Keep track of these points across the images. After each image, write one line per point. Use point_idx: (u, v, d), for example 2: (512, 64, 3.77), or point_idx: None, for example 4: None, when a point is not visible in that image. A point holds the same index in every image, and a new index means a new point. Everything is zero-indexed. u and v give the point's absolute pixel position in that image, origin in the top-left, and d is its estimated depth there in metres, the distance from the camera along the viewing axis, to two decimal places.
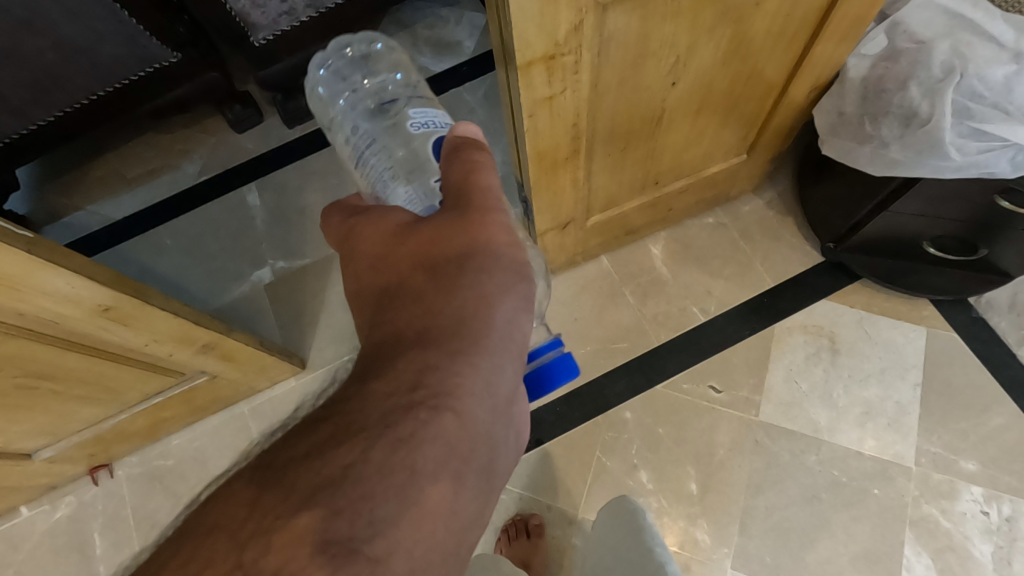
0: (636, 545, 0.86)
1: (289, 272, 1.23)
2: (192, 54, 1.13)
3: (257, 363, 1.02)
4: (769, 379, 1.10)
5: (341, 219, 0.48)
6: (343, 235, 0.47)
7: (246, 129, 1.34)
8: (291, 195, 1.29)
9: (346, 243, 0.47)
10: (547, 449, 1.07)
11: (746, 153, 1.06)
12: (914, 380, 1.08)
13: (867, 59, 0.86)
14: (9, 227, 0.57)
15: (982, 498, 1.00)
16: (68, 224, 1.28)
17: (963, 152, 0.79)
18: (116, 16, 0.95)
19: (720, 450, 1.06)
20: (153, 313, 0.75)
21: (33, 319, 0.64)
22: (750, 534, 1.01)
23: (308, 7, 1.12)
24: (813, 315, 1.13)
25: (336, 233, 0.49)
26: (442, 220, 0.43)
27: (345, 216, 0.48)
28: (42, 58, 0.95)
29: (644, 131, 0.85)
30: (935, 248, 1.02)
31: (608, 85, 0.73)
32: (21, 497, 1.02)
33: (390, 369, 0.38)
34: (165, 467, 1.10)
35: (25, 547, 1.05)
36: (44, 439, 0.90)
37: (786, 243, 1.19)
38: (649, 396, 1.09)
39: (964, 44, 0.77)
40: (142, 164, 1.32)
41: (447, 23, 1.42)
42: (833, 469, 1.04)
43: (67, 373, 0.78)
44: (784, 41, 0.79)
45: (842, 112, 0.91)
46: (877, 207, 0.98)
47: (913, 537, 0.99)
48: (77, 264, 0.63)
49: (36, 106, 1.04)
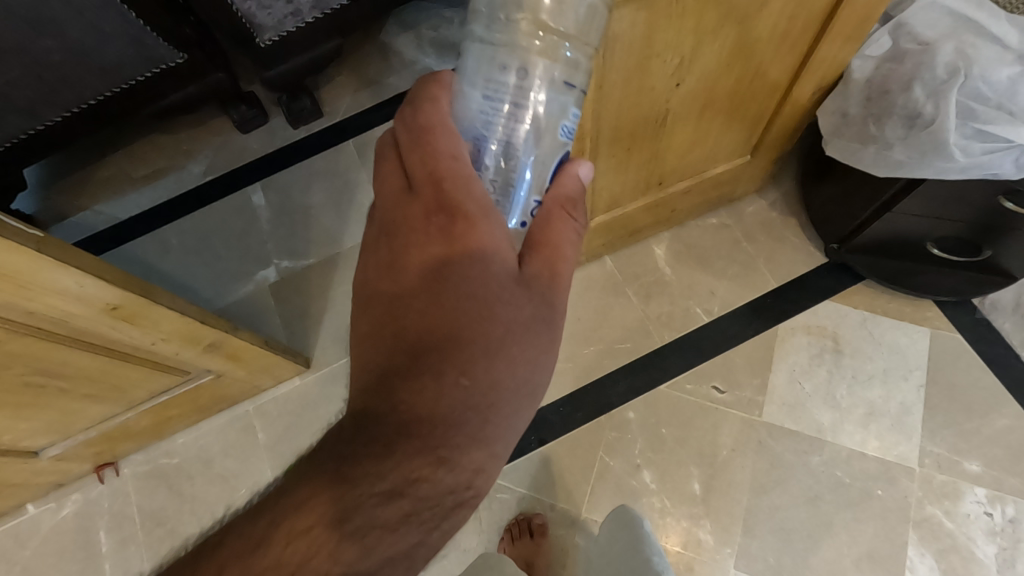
0: (633, 553, 0.88)
1: (294, 272, 1.23)
2: (197, 54, 1.13)
3: (262, 362, 1.03)
4: (772, 379, 1.10)
5: (447, 180, 0.43)
6: (443, 208, 0.43)
7: (251, 130, 1.35)
8: (296, 196, 1.30)
9: (439, 226, 0.44)
10: (550, 448, 1.08)
11: (749, 154, 1.06)
12: (918, 382, 1.08)
13: (870, 60, 0.86)
14: (19, 225, 0.57)
15: (985, 500, 1.00)
16: (74, 224, 1.29)
17: (967, 153, 0.79)
18: (123, 17, 0.96)
19: (723, 450, 1.06)
20: (160, 312, 0.76)
21: (42, 317, 0.65)
22: (753, 534, 1.01)
23: (313, 8, 1.13)
24: (817, 316, 1.14)
25: (432, 174, 0.43)
26: (533, 312, 0.45)
27: (451, 180, 0.43)
28: (50, 59, 0.96)
29: (649, 132, 0.86)
30: (939, 249, 1.02)
31: (613, 86, 0.73)
32: (27, 494, 1.02)
33: (454, 453, 0.44)
34: (171, 466, 1.10)
35: (32, 544, 1.06)
36: (51, 437, 0.91)
37: (790, 244, 1.19)
38: (652, 397, 1.10)
39: (968, 44, 0.77)
40: (148, 164, 1.33)
41: (451, 23, 1.42)
42: (837, 470, 1.04)
43: (74, 371, 0.78)
44: (788, 43, 0.79)
45: (846, 113, 0.91)
46: (880, 209, 0.98)
47: (916, 538, 0.99)
48: (85, 263, 0.64)
49: (44, 107, 1.05)
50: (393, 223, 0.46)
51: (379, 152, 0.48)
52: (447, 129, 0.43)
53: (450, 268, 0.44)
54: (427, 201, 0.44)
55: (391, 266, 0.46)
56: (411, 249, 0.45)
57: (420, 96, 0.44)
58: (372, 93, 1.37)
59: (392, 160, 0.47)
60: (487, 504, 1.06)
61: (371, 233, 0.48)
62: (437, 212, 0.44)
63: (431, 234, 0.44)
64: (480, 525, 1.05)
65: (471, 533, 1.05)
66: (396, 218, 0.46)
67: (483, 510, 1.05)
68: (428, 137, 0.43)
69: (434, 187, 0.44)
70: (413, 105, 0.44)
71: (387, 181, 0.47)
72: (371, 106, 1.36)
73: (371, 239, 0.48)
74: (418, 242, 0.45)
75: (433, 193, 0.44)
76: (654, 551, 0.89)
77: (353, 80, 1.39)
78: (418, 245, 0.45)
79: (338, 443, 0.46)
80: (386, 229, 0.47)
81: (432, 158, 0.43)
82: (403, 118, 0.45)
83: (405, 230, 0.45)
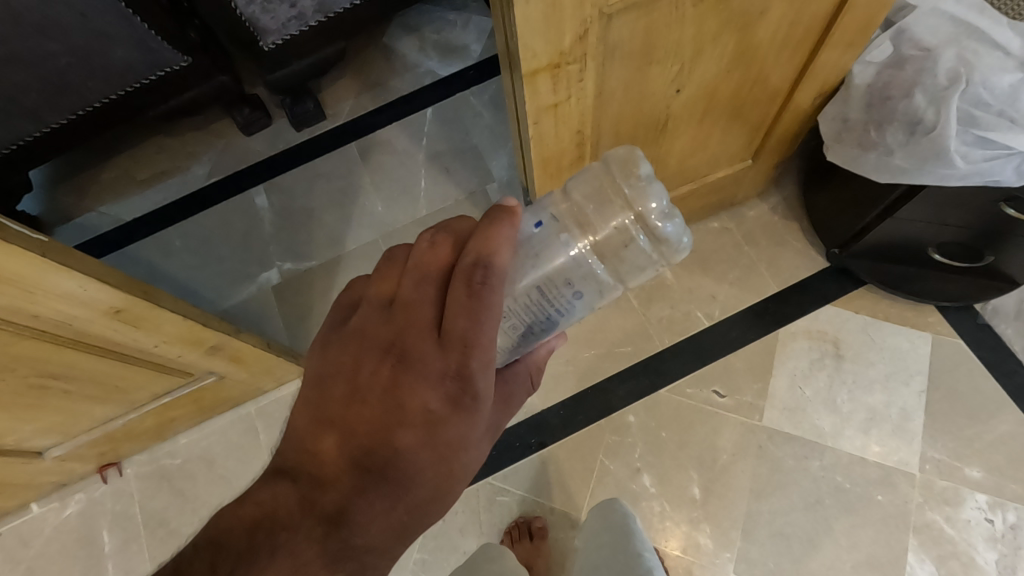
0: (624, 547, 0.89)
1: (296, 274, 1.24)
2: (202, 57, 1.14)
3: (264, 364, 1.03)
4: (773, 384, 1.10)
5: (479, 353, 0.42)
6: (459, 376, 0.42)
7: (254, 132, 1.35)
8: (298, 198, 1.30)
9: (447, 390, 0.42)
10: (550, 451, 1.08)
11: (751, 158, 1.06)
12: (919, 388, 1.08)
13: (871, 66, 0.86)
14: (23, 229, 0.58)
15: (986, 506, 1.00)
16: (79, 225, 1.30)
17: (967, 160, 0.79)
18: (128, 21, 0.97)
19: (724, 454, 1.06)
20: (163, 314, 0.77)
21: (46, 321, 0.65)
22: (753, 539, 1.01)
23: (317, 12, 1.13)
24: (818, 321, 1.13)
25: (463, 337, 0.41)
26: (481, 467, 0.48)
27: (480, 355, 0.42)
28: (55, 62, 0.97)
29: (649, 137, 0.86)
30: (941, 254, 1.02)
31: (613, 92, 0.73)
32: (31, 494, 1.03)
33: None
34: (173, 466, 1.11)
35: (36, 544, 1.07)
36: (55, 438, 0.92)
37: (791, 248, 1.19)
38: (652, 400, 1.10)
39: (970, 52, 0.76)
40: (152, 166, 1.34)
41: (454, 26, 1.43)
42: (837, 476, 1.04)
43: (78, 373, 0.79)
44: (789, 49, 0.80)
45: (847, 119, 0.91)
46: (881, 214, 0.98)
47: (916, 544, 0.99)
48: (89, 267, 0.65)
49: (49, 110, 1.06)
50: (405, 351, 0.43)
51: (419, 259, 0.44)
52: (497, 301, 0.42)
53: (441, 430, 0.43)
54: (449, 359, 0.42)
55: (388, 392, 0.43)
56: (413, 388, 0.42)
57: (496, 257, 0.42)
58: (375, 96, 1.37)
59: (431, 284, 0.43)
60: (487, 506, 1.06)
61: (375, 333, 0.45)
62: (453, 376, 0.42)
63: (437, 392, 0.42)
64: (480, 528, 1.05)
65: (472, 535, 1.05)
66: (410, 343, 0.43)
67: (482, 512, 1.06)
68: (486, 310, 0.41)
69: (461, 351, 0.41)
70: (486, 264, 0.42)
71: (415, 298, 0.43)
72: (374, 108, 1.37)
73: (373, 341, 0.44)
74: (424, 389, 0.42)
75: (458, 356, 0.42)
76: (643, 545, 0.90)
77: (356, 83, 1.39)
78: (422, 391, 0.42)
79: (283, 537, 0.41)
80: (396, 348, 0.43)
81: (474, 320, 0.41)
82: (469, 267, 0.42)
83: (415, 366, 0.42)
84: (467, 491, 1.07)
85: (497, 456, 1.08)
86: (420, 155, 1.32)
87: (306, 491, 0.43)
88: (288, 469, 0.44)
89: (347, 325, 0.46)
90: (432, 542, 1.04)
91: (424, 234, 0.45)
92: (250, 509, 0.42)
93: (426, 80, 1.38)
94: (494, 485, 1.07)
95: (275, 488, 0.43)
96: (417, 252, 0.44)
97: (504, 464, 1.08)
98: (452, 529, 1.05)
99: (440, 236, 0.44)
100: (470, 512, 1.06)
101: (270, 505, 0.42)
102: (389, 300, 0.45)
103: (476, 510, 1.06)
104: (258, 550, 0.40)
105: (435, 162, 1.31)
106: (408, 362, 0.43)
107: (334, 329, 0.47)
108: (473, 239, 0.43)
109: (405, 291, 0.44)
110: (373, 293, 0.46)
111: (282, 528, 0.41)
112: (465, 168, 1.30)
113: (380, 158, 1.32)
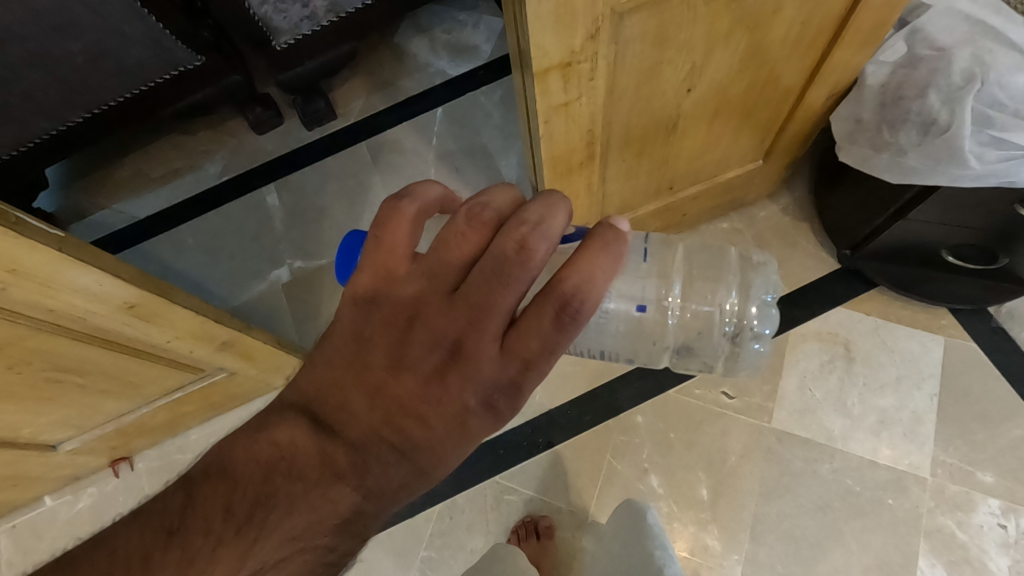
0: (636, 546, 0.88)
1: (307, 272, 1.25)
2: (214, 56, 1.15)
3: (274, 362, 1.04)
4: (782, 386, 1.09)
5: (534, 374, 0.39)
6: (512, 389, 0.39)
7: (266, 131, 1.37)
8: (309, 196, 1.31)
9: (494, 398, 0.39)
10: (558, 451, 1.08)
11: (761, 158, 1.05)
12: (931, 391, 1.07)
13: (885, 66, 0.86)
14: (40, 224, 0.59)
15: (999, 511, 0.99)
16: (93, 222, 1.31)
17: (982, 161, 0.78)
18: (144, 21, 0.98)
19: (732, 456, 1.05)
20: (175, 310, 0.77)
21: (61, 316, 0.66)
22: (762, 541, 1.01)
23: (328, 12, 1.14)
24: (828, 323, 1.13)
25: (529, 355, 0.38)
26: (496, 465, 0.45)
27: (537, 376, 0.39)
28: (72, 61, 0.98)
29: (659, 137, 0.86)
30: (954, 257, 1.00)
31: (623, 92, 0.73)
32: (44, 487, 1.05)
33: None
34: (184, 461, 1.12)
35: (48, 537, 1.08)
36: (68, 432, 0.93)
37: (802, 249, 1.18)
38: (660, 401, 1.09)
39: (985, 51, 0.75)
40: (165, 164, 1.35)
41: (465, 26, 1.44)
42: (847, 478, 1.03)
43: (91, 367, 0.80)
44: (802, 47, 0.79)
45: (860, 119, 0.91)
46: (894, 215, 0.97)
47: (927, 549, 0.98)
48: (104, 263, 0.66)
49: (66, 108, 1.07)
50: (462, 345, 0.39)
51: (503, 253, 0.37)
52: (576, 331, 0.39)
53: (476, 432, 0.40)
54: (502, 366, 0.39)
55: (433, 381, 0.40)
56: (461, 384, 0.39)
57: (595, 287, 0.38)
58: (386, 96, 1.38)
59: (511, 288, 0.37)
60: (494, 505, 1.06)
61: (432, 313, 0.39)
62: (504, 387, 0.39)
63: (485, 397, 0.39)
64: (487, 527, 1.05)
65: (478, 534, 1.05)
66: (469, 338, 0.39)
67: (490, 511, 1.06)
68: (559, 339, 0.38)
69: (521, 368, 0.38)
70: (582, 299, 0.38)
71: (491, 300, 0.38)
72: (384, 108, 1.37)
73: (427, 321, 0.40)
74: (471, 389, 0.39)
75: (515, 370, 0.39)
76: (658, 544, 0.88)
77: (367, 82, 1.40)
78: (467, 391, 0.39)
79: (292, 486, 0.38)
80: (452, 338, 0.39)
81: (553, 347, 0.38)
82: (565, 292, 0.38)
83: (467, 361, 0.39)
84: (474, 490, 1.07)
85: (504, 455, 1.08)
86: (431, 154, 1.32)
87: (324, 444, 0.40)
88: (311, 414, 0.41)
89: (401, 290, 0.40)
90: (439, 540, 1.04)
91: (518, 221, 0.38)
92: (264, 448, 0.40)
93: (437, 80, 1.39)
94: (501, 484, 1.07)
95: (293, 429, 0.40)
96: (504, 243, 0.37)
97: (511, 463, 1.08)
98: (459, 527, 1.05)
99: (537, 234, 0.37)
100: (477, 511, 1.06)
101: (286, 448, 0.40)
102: (454, 280, 0.40)
103: (483, 509, 1.06)
104: (273, 498, 0.38)
105: (444, 161, 1.32)
106: (463, 359, 0.39)
107: (382, 287, 0.41)
108: (580, 268, 0.38)
109: (480, 280, 0.38)
110: (438, 265, 0.40)
111: (292, 476, 0.39)
112: (475, 167, 1.30)
113: (390, 157, 1.33)
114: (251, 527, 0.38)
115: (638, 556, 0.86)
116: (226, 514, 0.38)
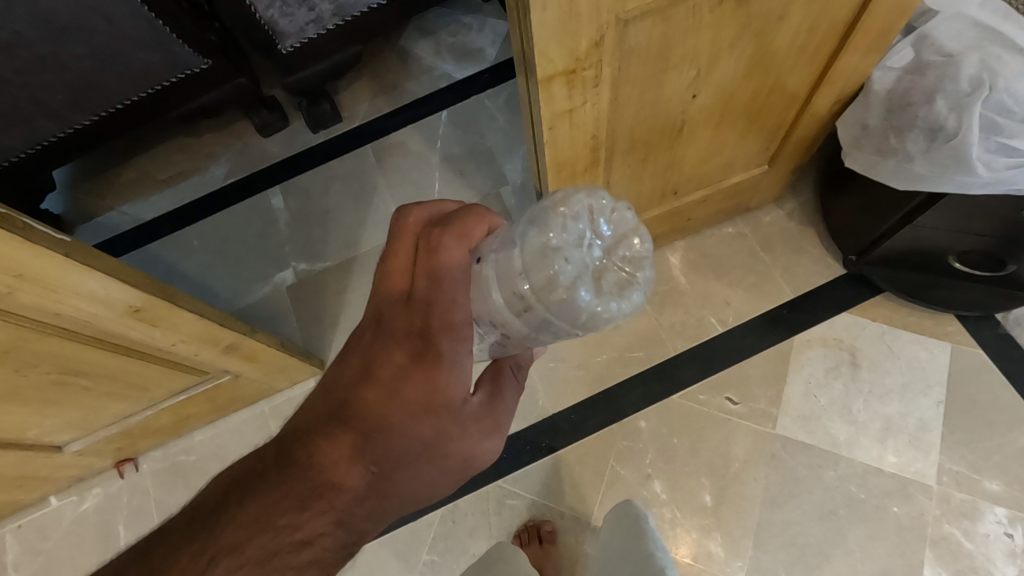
0: (638, 549, 0.88)
1: (311, 275, 1.25)
2: (221, 60, 1.15)
3: (279, 364, 1.05)
4: (788, 392, 1.09)
5: (441, 312, 0.45)
6: (427, 334, 0.45)
7: (272, 133, 1.37)
8: (314, 199, 1.32)
9: (416, 347, 0.46)
10: (560, 455, 1.08)
11: (767, 163, 1.05)
12: (937, 398, 1.06)
13: (892, 72, 0.85)
14: (47, 229, 0.59)
15: (1005, 520, 0.98)
16: (100, 224, 1.32)
17: (990, 168, 0.78)
18: (150, 25, 0.99)
19: (736, 462, 1.05)
20: (181, 314, 0.78)
21: (68, 319, 0.67)
22: (765, 548, 1.00)
23: (335, 15, 1.15)
24: (834, 328, 1.12)
25: (430, 299, 0.45)
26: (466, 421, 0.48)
27: (444, 311, 0.45)
28: (80, 65, 0.99)
29: (663, 142, 0.85)
30: (962, 263, 1.01)
31: (628, 98, 0.73)
32: (50, 488, 1.05)
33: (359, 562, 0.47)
34: (188, 462, 1.12)
35: (53, 537, 1.09)
36: (74, 433, 0.93)
37: (807, 254, 1.17)
38: (664, 406, 1.09)
39: (993, 57, 0.76)
40: (171, 166, 1.36)
41: (470, 29, 1.44)
42: (852, 486, 1.03)
43: (98, 369, 0.80)
44: (808, 53, 0.79)
45: (867, 125, 0.90)
46: (900, 222, 0.97)
47: (933, 557, 0.98)
48: (110, 267, 0.66)
49: (74, 111, 1.08)
50: (381, 319, 0.48)
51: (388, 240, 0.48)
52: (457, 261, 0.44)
53: (410, 384, 0.46)
54: (415, 319, 0.46)
55: (365, 353, 0.48)
56: (384, 347, 0.47)
57: (451, 227, 0.45)
58: (390, 99, 1.39)
59: (402, 259, 0.48)
60: (496, 509, 1.06)
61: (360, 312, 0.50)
62: (420, 336, 0.46)
63: (408, 352, 0.46)
64: (490, 531, 1.05)
65: (481, 538, 1.05)
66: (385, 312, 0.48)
67: (492, 515, 1.06)
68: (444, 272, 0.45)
69: (428, 312, 0.45)
70: (443, 229, 0.45)
71: (391, 277, 0.48)
72: (389, 111, 1.38)
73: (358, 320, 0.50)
74: (394, 345, 0.47)
75: (425, 315, 0.45)
76: (659, 547, 0.89)
77: (372, 85, 1.40)
78: (392, 349, 0.47)
79: (254, 482, 0.45)
80: (374, 317, 0.48)
81: (443, 281, 0.45)
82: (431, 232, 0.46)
83: (387, 328, 0.47)
84: (476, 493, 1.07)
85: (507, 459, 1.08)
86: (435, 157, 1.33)
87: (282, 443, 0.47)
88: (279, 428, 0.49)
89: None
90: (441, 544, 1.04)
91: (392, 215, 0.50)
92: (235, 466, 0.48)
93: (441, 83, 1.39)
94: (504, 488, 1.07)
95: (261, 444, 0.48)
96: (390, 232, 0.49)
97: (514, 466, 1.08)
98: (461, 531, 1.05)
99: (407, 214, 0.48)
100: (480, 515, 1.06)
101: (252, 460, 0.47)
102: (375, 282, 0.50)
103: (486, 513, 1.06)
104: (229, 498, 0.45)
105: (448, 165, 1.32)
106: (382, 327, 0.47)
107: None
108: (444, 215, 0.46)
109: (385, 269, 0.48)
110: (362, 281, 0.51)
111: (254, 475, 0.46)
112: (480, 171, 1.30)
113: (395, 159, 1.33)
114: (207, 527, 0.44)
115: (636, 560, 0.86)
116: (188, 524, 0.45)
